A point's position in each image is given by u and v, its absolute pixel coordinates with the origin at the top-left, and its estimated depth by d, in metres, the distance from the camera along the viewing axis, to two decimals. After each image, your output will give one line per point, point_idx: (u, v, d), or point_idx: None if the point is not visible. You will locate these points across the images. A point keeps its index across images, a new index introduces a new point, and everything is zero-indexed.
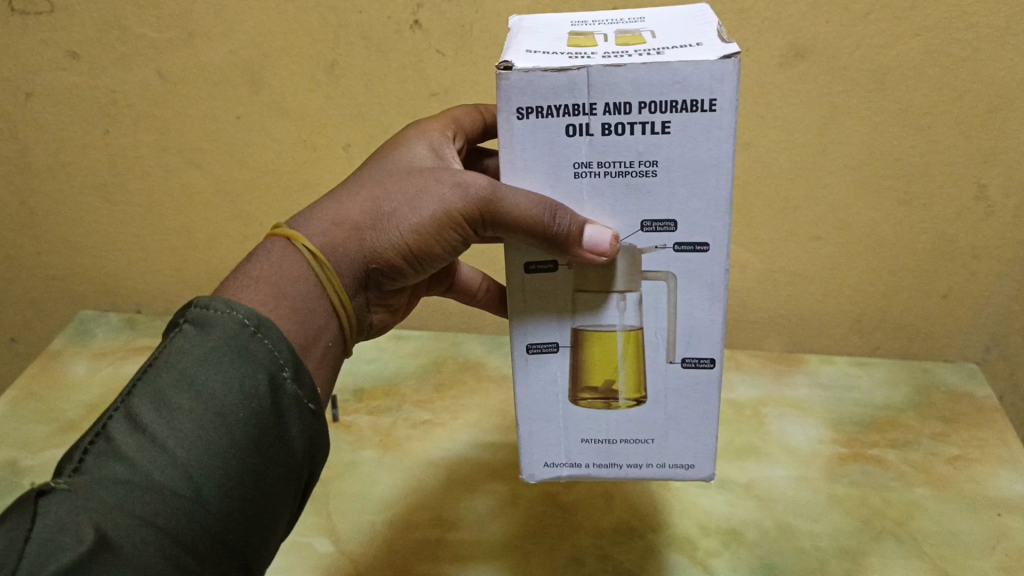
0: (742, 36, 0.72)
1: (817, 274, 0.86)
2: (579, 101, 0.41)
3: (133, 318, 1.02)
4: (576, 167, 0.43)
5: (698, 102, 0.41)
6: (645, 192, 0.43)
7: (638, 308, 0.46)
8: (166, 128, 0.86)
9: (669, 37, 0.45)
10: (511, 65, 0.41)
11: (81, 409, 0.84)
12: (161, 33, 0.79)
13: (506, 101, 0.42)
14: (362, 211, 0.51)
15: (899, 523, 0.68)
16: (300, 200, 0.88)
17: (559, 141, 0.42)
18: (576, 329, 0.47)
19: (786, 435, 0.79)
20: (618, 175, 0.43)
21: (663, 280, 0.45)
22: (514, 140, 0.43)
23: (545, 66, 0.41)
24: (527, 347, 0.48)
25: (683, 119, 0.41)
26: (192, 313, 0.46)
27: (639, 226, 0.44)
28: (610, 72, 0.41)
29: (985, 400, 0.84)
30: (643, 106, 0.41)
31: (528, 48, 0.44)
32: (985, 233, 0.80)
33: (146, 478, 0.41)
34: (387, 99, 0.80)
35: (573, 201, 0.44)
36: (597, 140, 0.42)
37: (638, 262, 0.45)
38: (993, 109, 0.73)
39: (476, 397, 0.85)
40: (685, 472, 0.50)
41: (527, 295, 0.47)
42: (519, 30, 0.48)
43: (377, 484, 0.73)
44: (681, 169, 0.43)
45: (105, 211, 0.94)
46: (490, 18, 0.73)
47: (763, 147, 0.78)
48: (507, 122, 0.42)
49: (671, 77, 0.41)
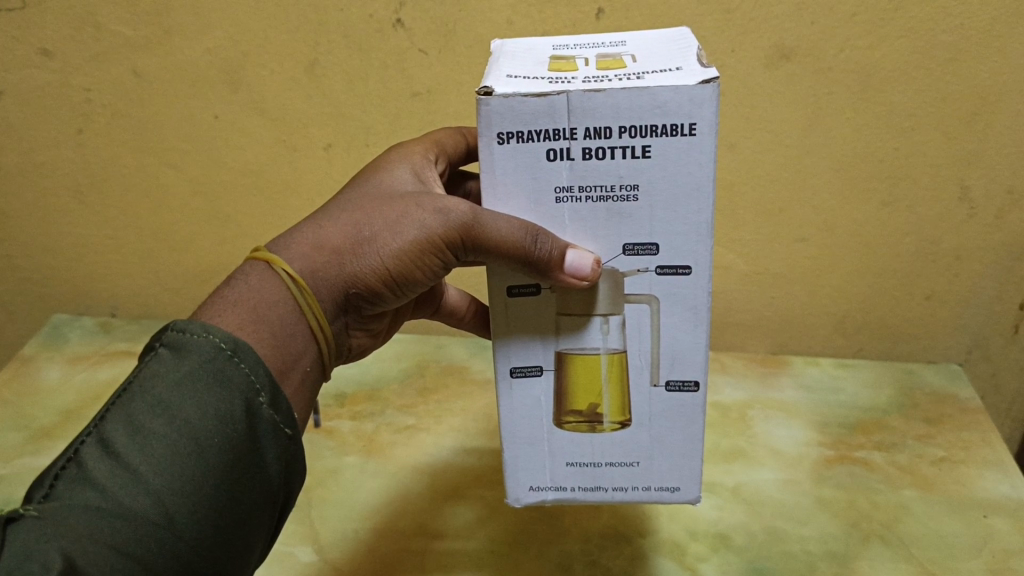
0: (727, 37, 0.72)
1: (802, 276, 0.86)
2: (559, 126, 0.40)
3: (108, 322, 0.99)
4: (558, 192, 0.42)
5: (678, 126, 0.40)
6: (627, 216, 0.42)
7: (621, 332, 0.45)
8: (143, 128, 0.84)
9: (650, 62, 0.44)
10: (491, 91, 0.40)
11: (55, 415, 0.82)
12: (135, 30, 0.78)
13: (485, 126, 0.41)
14: (342, 235, 0.49)
15: (887, 526, 0.68)
16: (280, 201, 0.87)
17: (540, 165, 0.41)
18: (560, 352, 0.46)
19: (772, 437, 0.79)
20: (599, 199, 0.42)
21: (646, 302, 0.45)
22: (494, 165, 0.42)
23: (526, 91, 0.40)
24: (511, 371, 0.47)
25: (664, 144, 0.41)
26: (168, 337, 0.45)
27: (620, 249, 0.43)
28: (590, 98, 0.40)
29: (969, 402, 0.84)
30: (623, 131, 0.40)
31: (509, 72, 0.43)
32: (968, 235, 0.80)
33: (117, 505, 0.40)
34: (368, 99, 0.78)
35: (555, 225, 0.43)
36: (577, 165, 0.41)
37: (620, 285, 0.44)
38: (977, 111, 0.73)
39: (460, 401, 0.83)
40: (671, 495, 0.49)
41: (512, 318, 0.46)
42: (501, 54, 0.47)
43: (361, 491, 0.72)
44: (663, 193, 0.42)
45: (78, 212, 0.92)
46: (473, 17, 0.72)
47: (747, 148, 0.78)
48: (487, 146, 0.41)
49: (651, 102, 0.40)
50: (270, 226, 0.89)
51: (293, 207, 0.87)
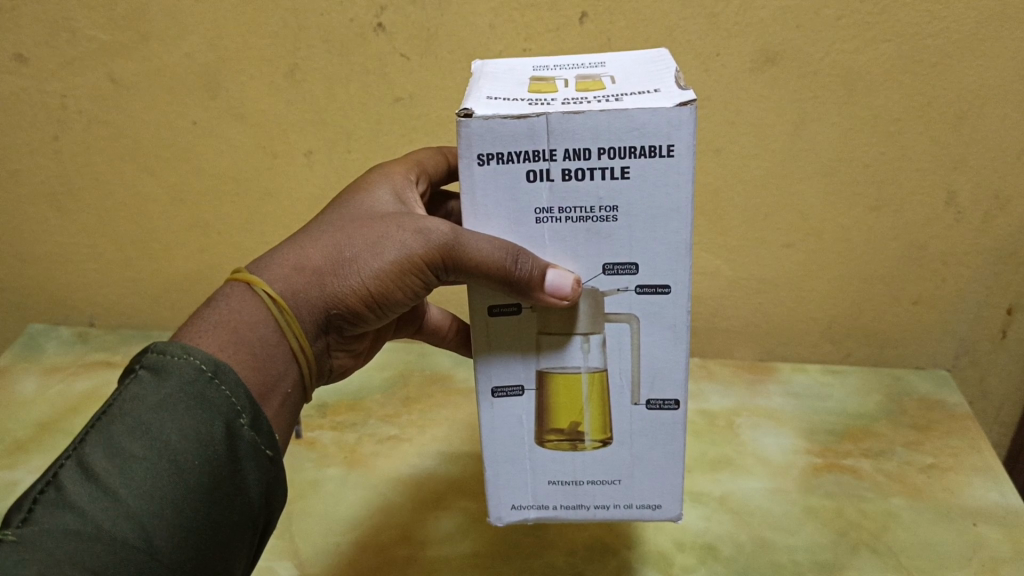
0: (712, 41, 0.71)
1: (788, 282, 0.85)
2: (539, 147, 0.39)
3: (85, 332, 0.97)
4: (538, 213, 0.41)
5: (656, 148, 0.39)
6: (607, 236, 0.41)
7: (601, 351, 0.45)
8: (120, 134, 0.82)
9: (628, 83, 0.43)
10: (471, 112, 0.39)
11: (29, 427, 0.80)
12: (112, 35, 0.76)
13: (466, 148, 0.40)
14: (323, 256, 0.48)
15: (876, 535, 0.67)
16: (260, 208, 0.85)
17: (520, 186, 0.40)
18: (541, 371, 0.45)
19: (760, 446, 0.78)
20: (578, 220, 0.41)
21: (626, 321, 0.44)
22: (474, 187, 0.41)
23: (505, 113, 0.39)
24: (492, 390, 0.46)
25: (643, 165, 0.40)
26: (148, 359, 0.44)
27: (600, 268, 0.42)
28: (570, 120, 0.39)
29: (957, 407, 0.83)
30: (602, 152, 0.39)
31: (489, 94, 0.42)
32: (954, 241, 0.80)
33: (97, 530, 0.38)
34: (350, 105, 0.77)
35: (535, 246, 0.42)
36: (557, 186, 0.40)
37: (600, 304, 0.43)
38: (962, 116, 0.73)
39: (444, 410, 0.82)
40: (652, 513, 0.48)
41: (492, 338, 0.45)
42: (481, 74, 0.46)
43: (342, 504, 0.70)
44: (642, 214, 0.41)
45: (55, 221, 0.90)
46: (455, 22, 0.72)
47: (733, 153, 0.77)
48: (467, 168, 0.40)
49: (629, 123, 0.39)
50: (251, 234, 0.87)
51: (274, 214, 0.86)
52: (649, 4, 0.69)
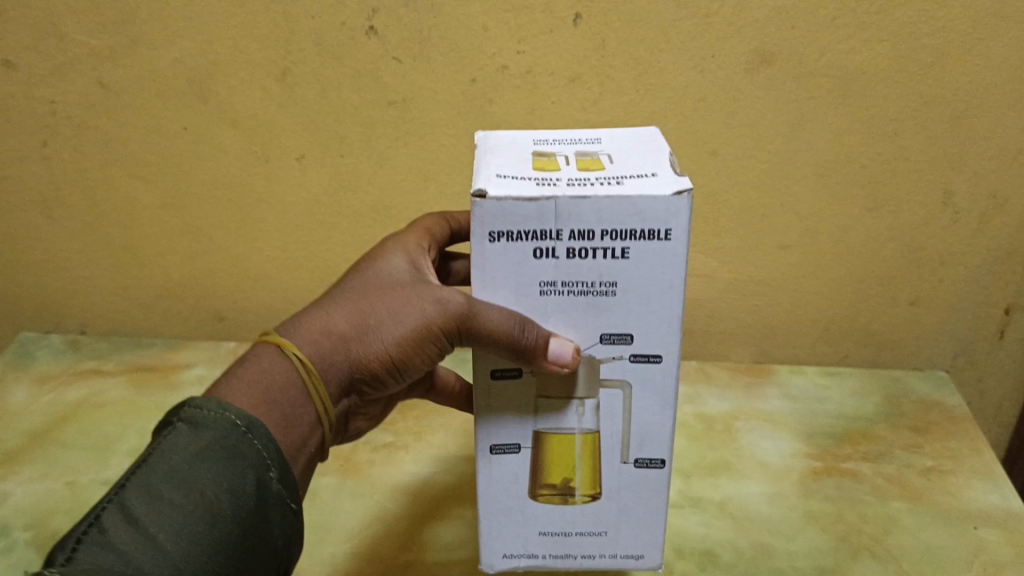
0: (707, 42, 0.70)
1: (786, 284, 0.84)
2: (547, 228, 0.40)
3: (77, 340, 0.96)
4: (542, 286, 0.42)
5: (654, 232, 0.40)
6: (605, 309, 0.43)
7: (595, 413, 0.46)
8: (110, 140, 0.81)
9: (626, 164, 0.45)
10: (485, 193, 0.40)
11: (20, 437, 0.78)
12: (100, 40, 0.75)
13: (479, 227, 0.40)
14: (348, 322, 0.49)
15: (877, 539, 0.66)
16: (253, 213, 0.84)
17: (527, 262, 0.41)
18: (537, 431, 0.47)
19: (758, 450, 0.77)
20: (580, 293, 0.42)
21: (619, 387, 0.45)
22: (485, 261, 0.42)
23: (517, 195, 0.40)
24: (490, 449, 0.47)
25: (642, 247, 0.41)
26: (185, 413, 0.45)
27: (598, 337, 0.44)
28: (575, 202, 0.40)
29: (956, 409, 0.83)
30: (605, 234, 0.40)
31: (498, 171, 0.43)
32: (952, 241, 0.80)
33: (139, 569, 0.39)
34: (341, 108, 0.76)
35: (539, 315, 0.43)
36: (561, 263, 0.41)
37: (596, 370, 0.44)
38: (959, 115, 0.72)
39: (441, 417, 0.82)
40: (635, 563, 0.50)
41: (489, 397, 0.46)
42: (485, 148, 0.47)
43: (338, 513, 0.69)
44: (638, 290, 0.42)
45: (46, 228, 0.88)
46: (447, 24, 0.71)
47: (730, 155, 0.76)
48: (479, 245, 0.41)
49: (631, 208, 0.40)
50: (244, 240, 0.86)
51: (266, 220, 0.85)
52: (644, 4, 0.69)
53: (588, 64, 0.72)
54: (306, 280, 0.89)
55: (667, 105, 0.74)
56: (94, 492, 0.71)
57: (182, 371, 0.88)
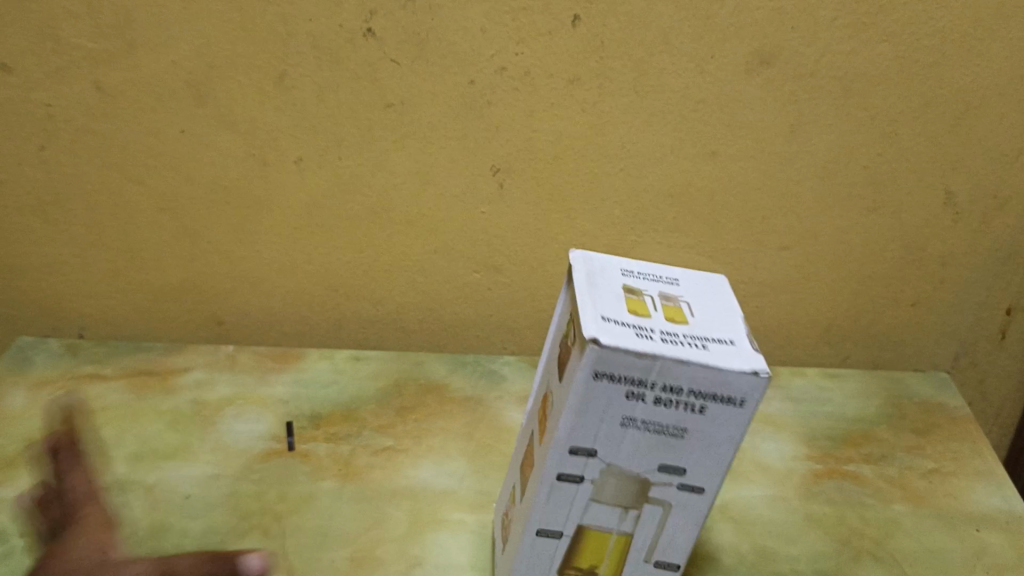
0: (707, 43, 0.70)
1: (787, 285, 0.84)
2: (644, 379, 0.46)
3: (74, 343, 0.91)
4: (625, 420, 0.49)
5: (731, 399, 0.47)
6: (670, 445, 0.50)
7: (634, 521, 0.54)
8: (106, 143, 0.81)
9: (707, 322, 0.51)
10: (599, 340, 0.45)
11: (17, 444, 0.77)
12: (97, 43, 0.75)
13: (586, 365, 0.46)
14: None
15: (878, 543, 0.66)
16: (252, 216, 0.84)
17: (618, 402, 0.48)
18: (582, 526, 0.54)
19: (758, 452, 0.76)
20: (655, 431, 0.49)
21: (662, 506, 0.53)
22: (581, 393, 0.47)
23: (629, 345, 0.45)
24: (537, 532, 0.54)
25: (717, 407, 0.48)
26: None
27: (656, 466, 0.51)
28: (671, 362, 0.46)
29: (957, 411, 0.82)
30: (692, 392, 0.47)
31: (602, 312, 0.48)
32: (952, 241, 0.80)
33: None
34: (339, 111, 0.76)
35: (614, 440, 0.49)
36: (649, 407, 0.48)
37: (647, 488, 0.52)
38: (961, 115, 0.73)
39: (441, 420, 0.81)
40: None
41: (551, 494, 0.52)
42: (580, 278, 0.52)
43: (336, 519, 0.69)
44: (705, 441, 0.49)
45: (42, 233, 0.87)
46: (446, 26, 0.71)
47: (729, 156, 0.76)
48: (581, 379, 0.46)
49: (721, 381, 0.46)
50: (242, 242, 0.86)
51: (264, 223, 0.84)
52: (642, 6, 0.69)
53: (586, 66, 0.72)
54: (303, 282, 0.88)
55: (666, 106, 0.74)
56: None
57: (180, 374, 0.87)
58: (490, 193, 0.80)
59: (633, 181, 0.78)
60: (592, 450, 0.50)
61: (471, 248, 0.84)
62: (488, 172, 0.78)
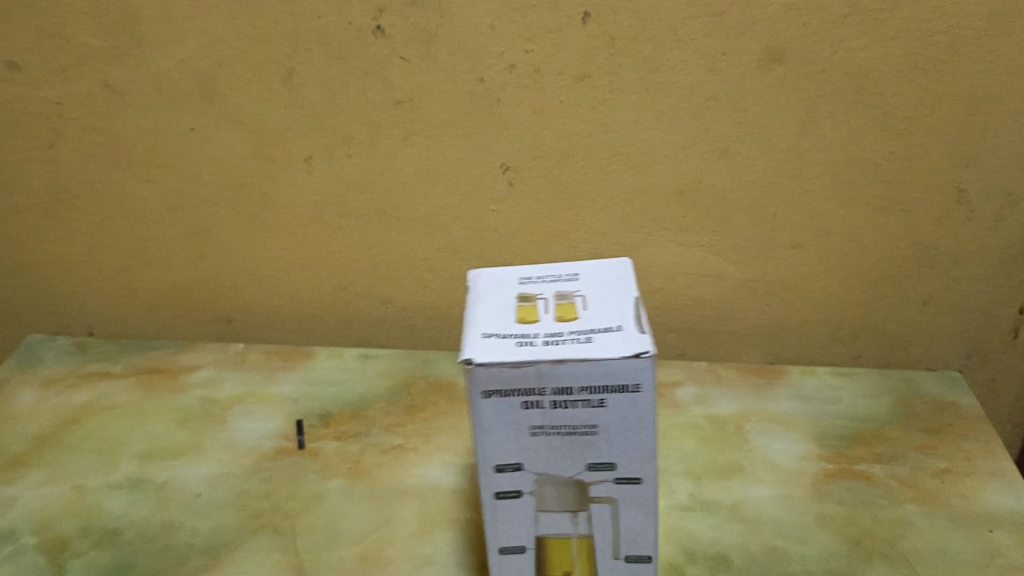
0: (717, 40, 0.70)
1: (797, 283, 0.83)
2: (532, 386, 0.49)
3: (84, 341, 0.92)
4: (533, 429, 0.51)
5: (625, 386, 0.49)
6: (589, 445, 0.52)
7: (587, 522, 0.55)
8: (114, 142, 0.81)
9: (597, 312, 0.53)
10: (471, 361, 0.48)
11: (27, 441, 0.77)
12: (106, 41, 0.75)
13: (473, 385, 0.49)
14: None
15: (889, 543, 0.66)
16: (259, 214, 0.84)
17: (519, 413, 0.50)
18: (541, 537, 0.56)
19: (768, 451, 0.76)
20: (567, 434, 0.51)
21: (608, 502, 0.54)
22: (483, 412, 0.50)
23: (501, 359, 0.48)
24: (500, 549, 0.57)
25: (617, 397, 0.50)
26: None
27: (584, 466, 0.53)
28: (549, 365, 0.48)
29: (969, 410, 0.81)
30: (582, 389, 0.49)
31: (484, 329, 0.52)
32: (964, 239, 0.79)
33: None
34: (347, 108, 0.76)
35: (532, 451, 0.52)
36: (548, 412, 0.50)
37: (585, 490, 0.54)
38: (974, 113, 0.72)
39: (451, 419, 0.80)
40: None
41: (498, 514, 0.55)
42: (475, 299, 0.56)
43: (345, 518, 0.69)
44: (618, 431, 0.51)
45: (52, 231, 0.87)
46: (455, 23, 0.70)
47: (740, 155, 0.76)
48: (477, 400, 0.50)
49: (601, 371, 0.48)
50: (250, 241, 0.86)
51: (272, 221, 0.84)
52: (653, 2, 0.68)
53: (596, 63, 0.72)
54: (312, 280, 0.88)
55: (677, 104, 0.73)
56: (101, 497, 0.71)
57: (190, 373, 0.87)
58: (500, 191, 0.79)
59: (644, 179, 0.78)
60: (518, 464, 0.53)
61: (480, 246, 0.83)
62: (498, 169, 0.78)
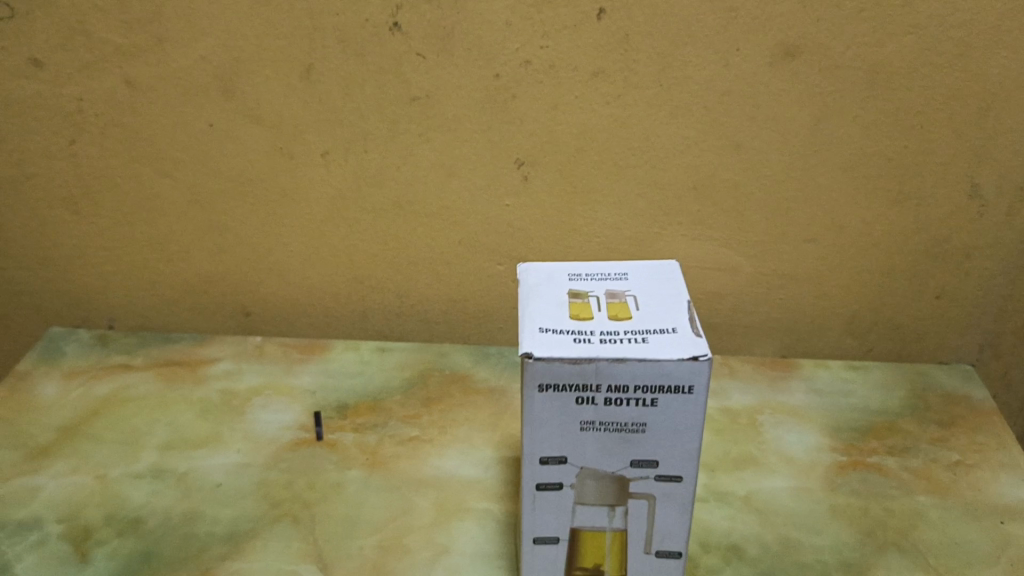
0: (732, 35, 0.70)
1: (810, 276, 0.84)
2: (588, 382, 0.50)
3: (104, 334, 0.93)
4: (582, 424, 0.52)
5: (680, 387, 0.50)
6: (634, 441, 0.53)
7: (624, 516, 0.56)
8: (135, 137, 0.82)
9: (651, 313, 0.54)
10: (532, 355, 0.49)
11: (50, 432, 0.78)
12: (127, 38, 0.76)
13: (529, 378, 0.50)
14: None
15: (902, 534, 0.66)
16: (278, 209, 0.85)
17: (570, 407, 0.51)
18: (575, 529, 0.57)
19: (782, 444, 0.76)
20: (614, 430, 0.52)
21: (646, 499, 0.55)
22: (533, 404, 0.51)
23: (561, 354, 0.49)
24: (534, 540, 0.57)
25: (668, 398, 0.51)
26: None
27: (628, 462, 0.54)
28: (609, 363, 0.49)
29: (982, 403, 0.82)
30: (638, 388, 0.50)
31: (541, 323, 0.52)
32: (977, 233, 0.80)
33: None
34: (365, 104, 0.77)
35: (578, 445, 0.53)
36: (599, 408, 0.51)
37: (625, 485, 0.55)
38: (987, 107, 0.73)
39: (466, 411, 0.81)
40: None
41: (537, 506, 0.56)
42: (526, 292, 0.56)
43: (364, 508, 0.70)
44: (664, 429, 0.52)
45: (73, 225, 0.89)
46: (472, 19, 0.71)
47: (754, 149, 0.76)
48: (530, 394, 0.51)
49: (660, 371, 0.49)
50: (268, 236, 0.87)
51: (290, 216, 0.85)
52: None
53: (611, 58, 0.72)
54: (329, 274, 0.89)
55: (691, 98, 0.74)
56: (124, 487, 0.72)
57: (209, 366, 0.88)
58: (515, 185, 0.80)
59: (657, 173, 0.78)
60: (562, 457, 0.54)
61: (494, 240, 0.84)
62: (513, 164, 0.79)
